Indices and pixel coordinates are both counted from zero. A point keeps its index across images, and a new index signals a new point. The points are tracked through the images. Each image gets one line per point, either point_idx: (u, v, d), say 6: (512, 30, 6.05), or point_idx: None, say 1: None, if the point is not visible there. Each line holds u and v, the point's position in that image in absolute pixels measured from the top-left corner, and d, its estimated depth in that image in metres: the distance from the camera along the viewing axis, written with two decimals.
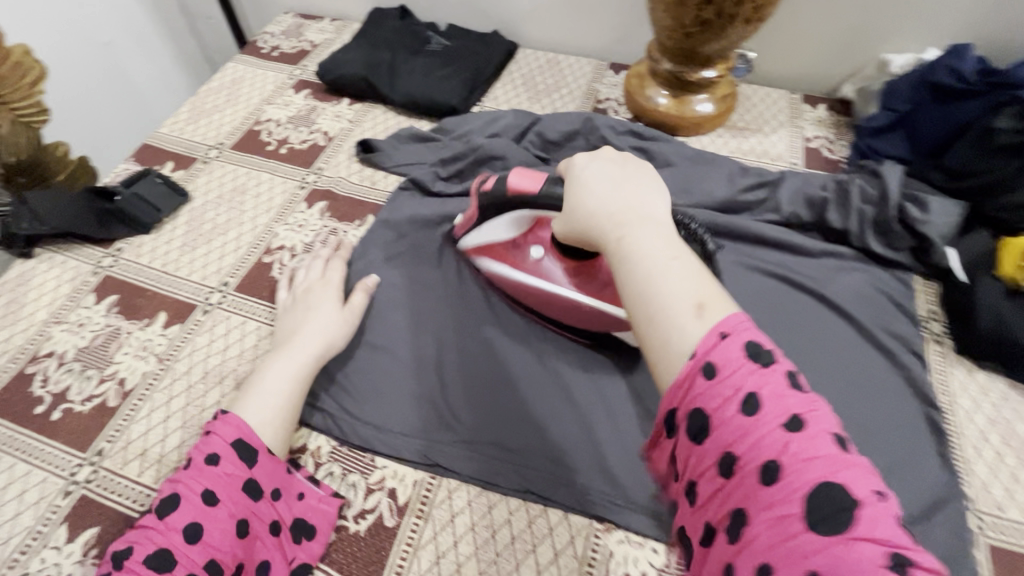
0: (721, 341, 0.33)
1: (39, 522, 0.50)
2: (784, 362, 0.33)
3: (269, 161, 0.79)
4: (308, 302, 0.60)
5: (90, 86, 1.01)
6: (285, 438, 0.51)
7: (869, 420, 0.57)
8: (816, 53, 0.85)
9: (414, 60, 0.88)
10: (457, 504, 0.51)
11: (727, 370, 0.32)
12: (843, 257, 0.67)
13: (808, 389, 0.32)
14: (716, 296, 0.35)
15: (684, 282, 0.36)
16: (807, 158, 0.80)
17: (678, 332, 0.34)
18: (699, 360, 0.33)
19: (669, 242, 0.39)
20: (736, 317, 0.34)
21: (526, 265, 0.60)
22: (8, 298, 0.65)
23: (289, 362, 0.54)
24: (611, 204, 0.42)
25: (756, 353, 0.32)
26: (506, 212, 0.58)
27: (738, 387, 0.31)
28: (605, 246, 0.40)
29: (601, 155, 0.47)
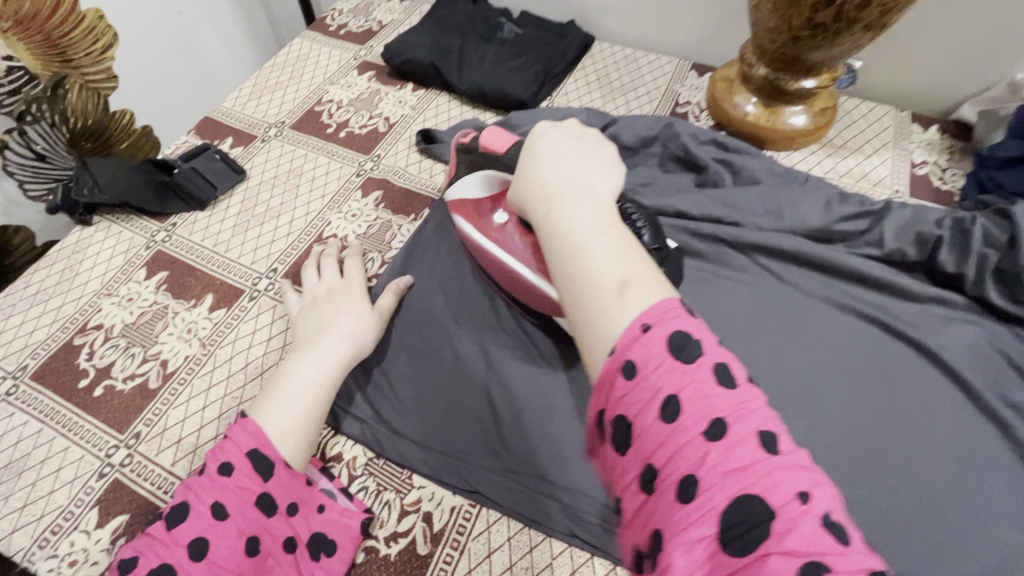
0: (642, 333, 0.28)
1: (72, 503, 0.50)
2: (711, 355, 0.28)
3: (327, 145, 0.76)
4: (338, 301, 0.56)
5: (161, 56, 1.02)
6: (308, 451, 0.48)
7: (970, 502, 0.50)
8: (937, 67, 0.75)
9: (485, 47, 0.83)
10: (496, 540, 0.48)
11: (646, 368, 0.27)
12: (953, 305, 0.59)
13: (734, 382, 0.28)
14: (643, 278, 0.31)
15: (612, 260, 0.32)
16: (914, 186, 0.71)
17: (598, 316, 0.30)
18: (618, 357, 0.28)
19: (600, 217, 0.35)
20: (665, 304, 0.30)
21: (489, 229, 0.56)
22: (63, 265, 0.65)
23: (314, 365, 0.50)
24: (550, 173, 0.38)
25: (679, 347, 0.28)
26: (481, 169, 0.57)
27: (656, 389, 0.27)
28: (535, 217, 0.37)
29: (557, 126, 0.43)
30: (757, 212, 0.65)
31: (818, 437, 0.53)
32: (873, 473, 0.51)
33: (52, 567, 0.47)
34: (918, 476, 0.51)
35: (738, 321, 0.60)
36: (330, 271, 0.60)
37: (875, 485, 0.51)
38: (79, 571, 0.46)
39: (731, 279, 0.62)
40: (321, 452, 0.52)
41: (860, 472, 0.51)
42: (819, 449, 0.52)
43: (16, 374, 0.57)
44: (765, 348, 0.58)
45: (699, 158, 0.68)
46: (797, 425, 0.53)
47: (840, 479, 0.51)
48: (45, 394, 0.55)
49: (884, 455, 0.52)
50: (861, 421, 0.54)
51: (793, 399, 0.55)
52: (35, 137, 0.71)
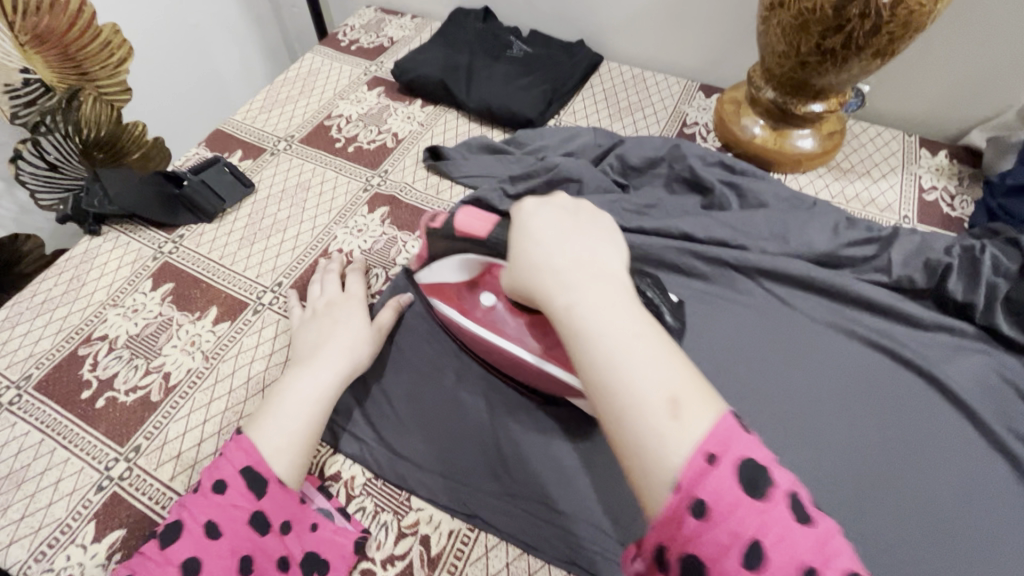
0: (710, 468, 0.28)
1: (70, 516, 0.49)
2: (782, 486, 0.29)
3: (335, 159, 0.76)
4: (337, 315, 0.56)
5: (176, 69, 1.04)
6: (302, 467, 0.47)
7: (979, 537, 0.49)
8: (946, 93, 0.75)
9: (494, 65, 0.84)
10: (493, 565, 0.47)
11: (720, 509, 0.28)
12: (962, 334, 0.58)
13: (807, 516, 0.28)
14: (690, 388, 0.31)
15: (655, 371, 0.31)
16: (922, 211, 0.71)
17: (655, 439, 0.29)
18: (686, 494, 0.28)
19: (625, 314, 0.34)
20: (722, 425, 0.30)
21: (478, 314, 0.53)
22: (71, 275, 0.65)
23: (312, 381, 0.50)
24: (558, 260, 0.37)
25: (751, 483, 0.28)
26: (455, 254, 0.51)
27: (735, 532, 0.27)
28: (554, 311, 0.36)
29: (549, 201, 0.42)
30: (763, 235, 0.65)
31: (824, 466, 0.52)
32: (880, 505, 0.50)
33: None
34: (926, 510, 0.50)
35: (743, 346, 0.59)
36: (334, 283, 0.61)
37: (882, 518, 0.50)
38: None
39: (737, 302, 0.62)
40: (319, 471, 0.52)
41: (866, 505, 0.50)
42: (825, 479, 0.51)
43: (20, 383, 0.57)
44: (771, 374, 0.57)
45: (706, 180, 0.68)
46: (803, 454, 0.53)
47: (846, 511, 0.50)
48: (47, 405, 0.56)
49: (891, 487, 0.51)
50: (868, 451, 0.53)
51: (797, 426, 0.54)
52: (48, 147, 0.71)
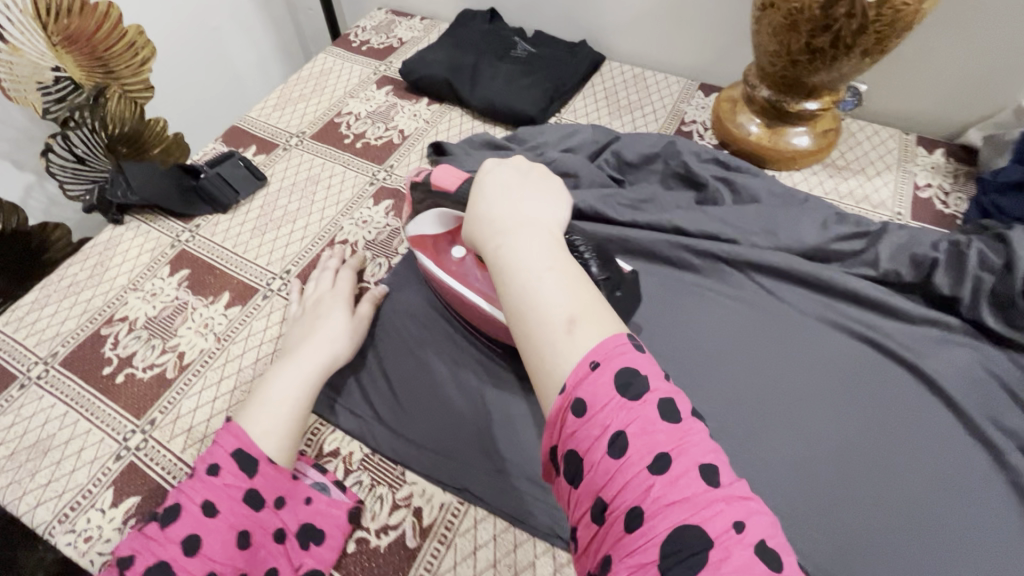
0: (591, 372, 0.31)
1: (91, 482, 0.53)
2: (658, 391, 0.31)
3: (344, 154, 0.80)
4: (319, 310, 0.59)
5: (196, 68, 1.08)
6: (291, 447, 0.50)
7: (956, 522, 0.50)
8: (942, 92, 0.76)
9: (498, 65, 0.87)
10: (481, 536, 0.50)
11: (593, 406, 0.30)
12: (948, 327, 0.59)
13: (677, 418, 0.30)
14: (590, 313, 0.33)
15: (560, 297, 0.34)
16: (916, 208, 0.71)
17: (550, 353, 0.32)
18: (568, 394, 0.31)
19: (550, 252, 0.37)
20: (611, 340, 0.32)
21: (449, 266, 0.57)
22: (95, 261, 0.69)
23: (295, 373, 0.53)
24: (497, 209, 0.41)
25: (625, 384, 0.30)
26: (434, 206, 0.55)
27: (605, 426, 0.29)
28: (486, 253, 0.39)
29: (507, 161, 0.46)
30: (753, 229, 0.66)
31: (804, 452, 0.54)
32: (858, 490, 0.52)
33: (69, 541, 0.50)
34: (903, 495, 0.51)
35: (730, 336, 0.61)
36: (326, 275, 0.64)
37: (860, 502, 0.51)
38: (93, 546, 0.50)
39: (726, 294, 0.64)
40: (319, 448, 0.55)
41: (845, 490, 0.52)
42: (805, 464, 0.53)
43: (47, 360, 0.61)
44: (756, 364, 0.59)
45: (700, 176, 0.70)
46: (784, 440, 0.54)
47: (825, 495, 0.51)
48: (72, 380, 0.60)
49: (871, 473, 0.52)
50: (850, 439, 0.54)
51: (780, 414, 0.56)
52: (76, 141, 0.77)
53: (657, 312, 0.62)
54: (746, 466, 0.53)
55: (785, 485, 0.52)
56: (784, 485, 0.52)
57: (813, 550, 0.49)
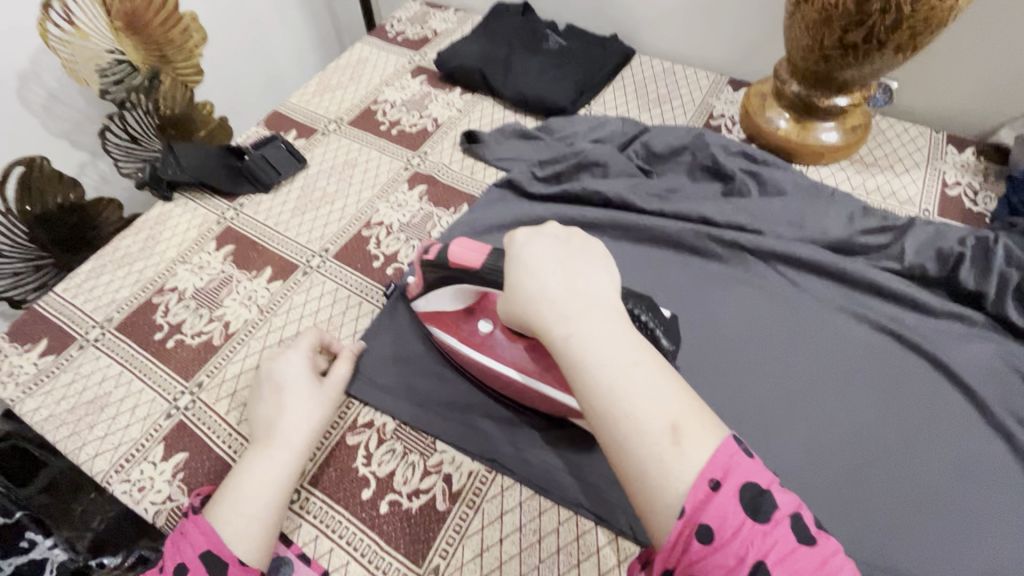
0: (714, 495, 0.32)
1: (143, 437, 0.57)
2: (782, 507, 0.32)
3: (380, 140, 0.83)
4: (282, 381, 0.54)
5: (238, 55, 1.12)
6: (267, 546, 0.46)
7: (972, 509, 0.51)
8: (975, 90, 0.76)
9: (530, 57, 0.89)
10: (508, 503, 0.52)
11: (724, 531, 0.31)
12: (971, 322, 0.60)
13: (806, 534, 0.32)
14: (687, 414, 0.35)
15: (654, 398, 0.35)
16: (944, 206, 0.72)
17: (655, 461, 0.34)
18: (691, 520, 0.32)
19: (624, 342, 0.38)
20: (725, 453, 0.33)
21: (474, 339, 0.56)
22: (147, 234, 0.73)
23: (272, 464, 0.49)
24: (552, 290, 0.41)
25: (753, 506, 0.32)
26: (453, 284, 0.54)
27: (738, 551, 0.31)
28: (552, 339, 0.40)
29: (541, 231, 0.46)
30: (778, 222, 0.68)
31: (822, 437, 0.55)
32: (875, 476, 0.53)
33: (124, 489, 0.54)
34: (920, 482, 0.52)
35: (754, 326, 0.62)
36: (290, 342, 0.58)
37: (875, 487, 0.52)
38: (146, 496, 0.53)
39: (750, 284, 0.65)
40: (353, 420, 0.57)
41: (861, 476, 0.53)
42: (823, 449, 0.54)
43: (103, 324, 0.65)
44: (778, 352, 0.60)
45: (727, 167, 0.72)
46: (803, 426, 0.56)
47: (841, 478, 0.53)
48: (126, 342, 0.64)
49: (889, 460, 0.54)
50: (868, 426, 0.56)
51: (800, 400, 0.57)
52: (131, 122, 0.84)
53: (683, 298, 0.64)
54: (766, 449, 0.54)
55: (804, 468, 0.53)
56: (802, 468, 0.53)
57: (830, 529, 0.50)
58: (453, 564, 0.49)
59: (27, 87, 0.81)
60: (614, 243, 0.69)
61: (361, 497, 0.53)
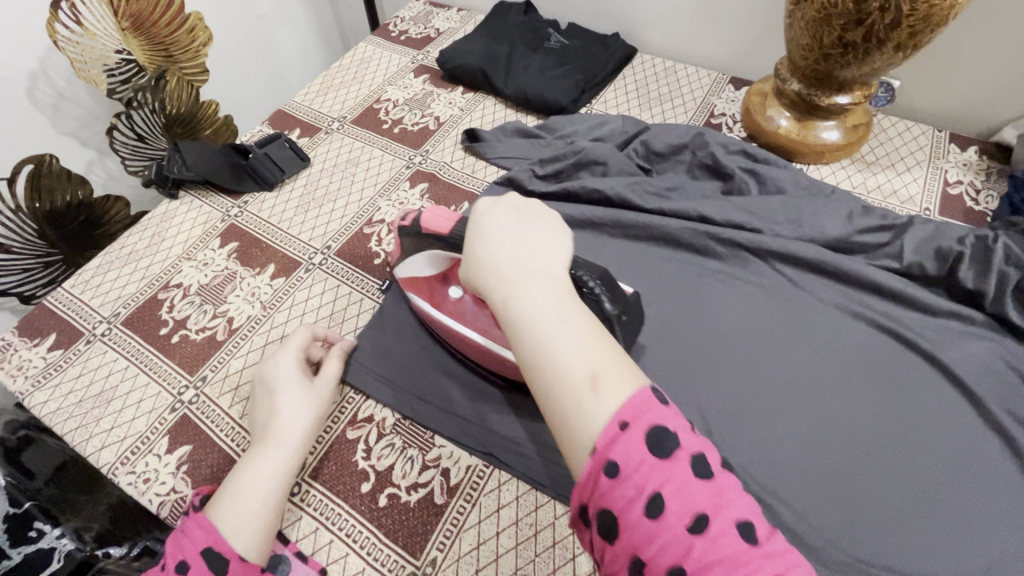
0: (622, 433, 0.31)
1: (149, 430, 0.58)
2: (688, 447, 0.31)
3: (382, 139, 0.84)
4: (274, 383, 0.55)
5: (243, 54, 1.13)
6: (266, 544, 0.46)
7: (968, 508, 0.51)
8: (978, 89, 0.76)
9: (531, 56, 0.89)
10: (505, 497, 0.53)
11: (627, 467, 0.30)
12: (970, 321, 0.60)
13: (710, 474, 0.31)
14: (612, 365, 0.33)
15: (581, 348, 0.34)
16: (944, 204, 0.72)
17: (575, 408, 0.32)
18: (599, 457, 0.31)
19: (562, 301, 0.36)
20: (639, 397, 0.32)
21: (447, 304, 0.58)
22: (153, 231, 0.75)
23: (267, 464, 0.49)
24: (499, 255, 0.39)
25: (658, 444, 0.31)
26: (424, 250, 0.56)
27: (640, 486, 0.30)
28: (493, 300, 0.38)
29: (501, 200, 0.44)
30: (777, 220, 0.68)
31: (819, 434, 0.55)
32: (871, 474, 0.53)
33: (130, 480, 0.55)
34: (916, 479, 0.53)
35: (752, 324, 0.62)
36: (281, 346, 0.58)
37: (871, 484, 0.52)
38: (151, 487, 0.55)
39: (748, 282, 0.65)
40: (353, 414, 0.58)
41: (857, 472, 0.53)
42: (820, 446, 0.55)
43: (110, 319, 0.67)
44: (776, 350, 0.61)
45: (727, 166, 0.72)
46: (800, 424, 0.56)
47: (837, 475, 0.53)
48: (132, 337, 0.65)
49: (886, 457, 0.54)
50: (865, 424, 0.56)
51: (797, 397, 0.58)
52: (138, 120, 0.84)
53: (681, 296, 0.65)
54: (761, 446, 0.55)
55: (800, 464, 0.54)
56: (798, 465, 0.54)
57: (825, 525, 0.50)
58: (450, 557, 0.50)
59: (36, 85, 0.82)
60: (613, 242, 0.69)
61: (361, 490, 0.54)
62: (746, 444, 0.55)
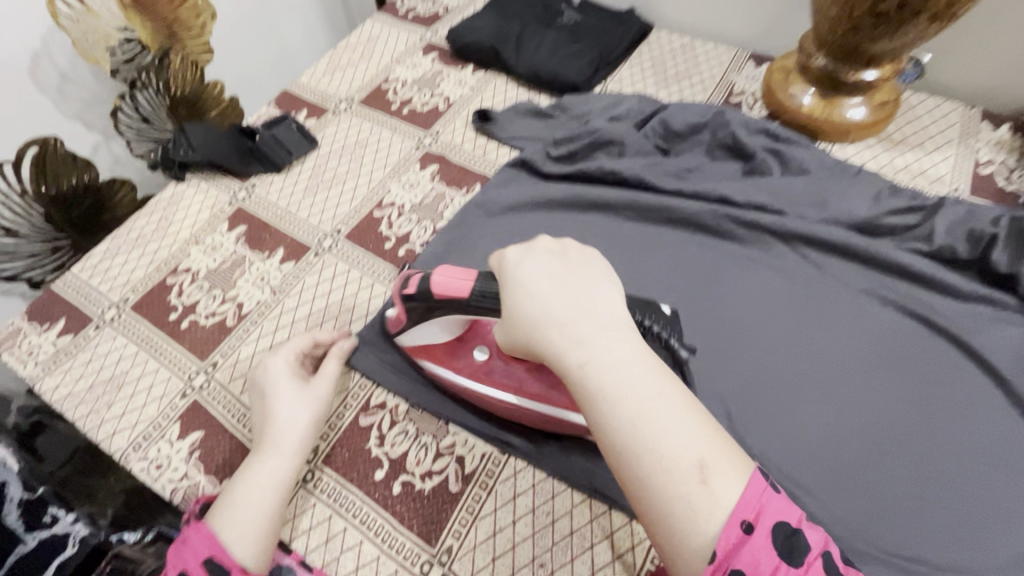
0: (749, 537, 0.32)
1: (160, 416, 0.58)
2: (812, 547, 0.33)
3: (391, 119, 0.82)
4: (266, 387, 0.53)
5: (246, 34, 1.11)
6: (268, 552, 0.45)
7: (999, 499, 0.50)
8: (1013, 64, 0.72)
9: (544, 32, 0.86)
10: (521, 485, 0.52)
11: (758, 574, 0.31)
12: (1002, 306, 0.58)
13: (835, 569, 0.33)
14: (712, 447, 0.34)
15: (682, 433, 0.34)
16: (975, 184, 0.69)
17: (684, 503, 0.33)
18: (724, 561, 0.32)
19: (641, 368, 0.36)
20: (756, 491, 0.33)
21: (472, 369, 0.53)
22: (160, 215, 0.73)
23: (266, 472, 0.48)
24: (561, 314, 0.39)
25: (788, 548, 0.32)
26: (439, 318, 0.50)
27: None
28: (564, 368, 0.38)
29: (533, 248, 0.44)
30: (801, 202, 0.65)
31: (844, 422, 0.54)
32: (898, 464, 0.51)
33: (143, 467, 0.55)
34: (944, 470, 0.51)
35: (774, 309, 0.61)
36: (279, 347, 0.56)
37: (898, 474, 0.51)
38: (164, 473, 0.54)
39: (771, 266, 0.63)
40: (366, 400, 0.57)
41: (883, 461, 0.52)
42: (844, 435, 0.53)
43: (119, 304, 0.66)
44: (799, 335, 0.59)
45: (748, 146, 0.69)
46: (824, 413, 0.54)
47: (864, 465, 0.52)
48: (142, 323, 0.64)
49: (914, 447, 0.52)
50: (892, 412, 0.54)
51: (821, 384, 0.56)
52: (142, 102, 0.83)
53: (700, 281, 0.63)
54: (784, 434, 0.53)
55: (824, 454, 0.52)
56: (822, 454, 0.52)
57: (850, 517, 0.49)
58: (466, 545, 0.49)
59: (39, 66, 0.81)
60: (629, 224, 0.67)
61: (374, 477, 0.53)
62: (768, 432, 0.53)
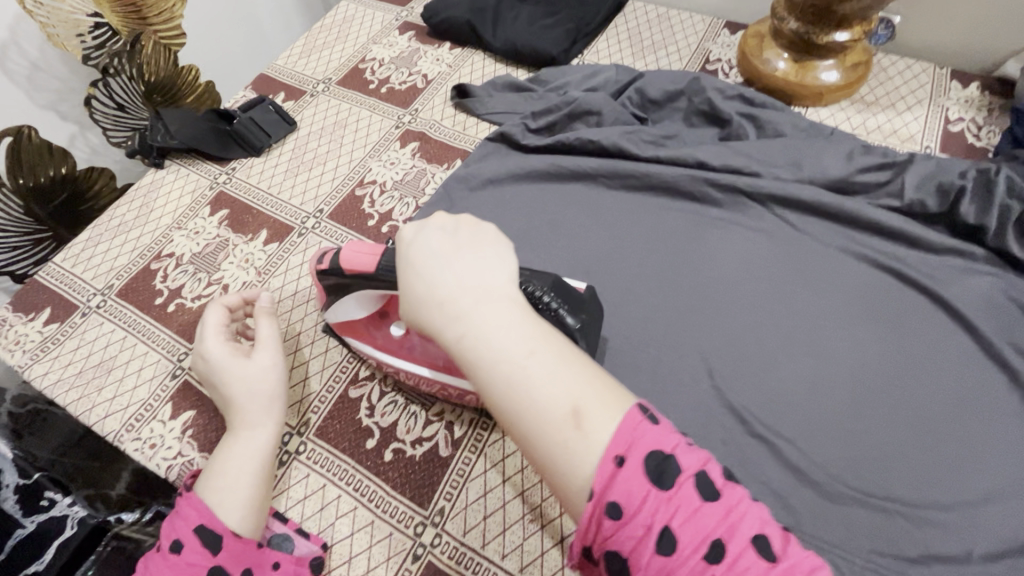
0: (618, 471, 0.29)
1: (152, 397, 0.58)
2: (689, 469, 0.29)
3: (369, 99, 0.81)
4: (213, 376, 0.51)
5: (220, 19, 1.09)
6: (258, 516, 0.46)
7: (971, 438, 0.52)
8: (979, 23, 0.73)
9: (520, 6, 0.86)
10: (509, 447, 0.53)
11: (631, 508, 0.28)
12: (971, 257, 0.60)
13: (717, 492, 0.29)
14: (594, 395, 0.31)
15: (559, 383, 0.31)
16: (946, 141, 0.70)
17: (562, 448, 0.30)
18: (600, 500, 0.29)
19: (521, 329, 0.33)
20: (628, 424, 0.30)
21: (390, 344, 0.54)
22: (140, 202, 0.73)
23: (242, 445, 0.48)
24: (444, 288, 0.35)
25: (658, 475, 0.29)
26: (348, 294, 0.51)
27: (647, 525, 0.28)
28: (447, 342, 0.34)
29: (428, 222, 0.39)
30: (777, 164, 0.66)
31: (825, 374, 0.55)
32: (872, 411, 0.53)
33: (137, 447, 0.55)
34: (918, 413, 0.53)
35: (753, 268, 0.62)
36: (210, 333, 0.53)
37: (874, 418, 0.53)
38: (157, 452, 0.55)
39: (749, 228, 0.64)
40: (354, 373, 0.58)
41: (858, 408, 0.54)
42: (822, 385, 0.55)
43: (104, 291, 0.66)
44: (778, 292, 0.60)
45: (724, 112, 0.70)
46: (803, 366, 0.56)
47: (841, 411, 0.53)
48: (128, 308, 0.64)
49: (888, 394, 0.54)
50: (867, 362, 0.56)
51: (800, 338, 0.58)
52: (116, 89, 0.82)
53: (681, 245, 0.64)
54: (764, 387, 0.55)
55: (802, 404, 0.54)
56: (800, 403, 0.54)
57: (829, 461, 0.51)
58: (458, 506, 0.51)
59: (8, 56, 0.80)
60: (610, 192, 0.68)
61: (366, 446, 0.54)
62: (749, 387, 0.55)
